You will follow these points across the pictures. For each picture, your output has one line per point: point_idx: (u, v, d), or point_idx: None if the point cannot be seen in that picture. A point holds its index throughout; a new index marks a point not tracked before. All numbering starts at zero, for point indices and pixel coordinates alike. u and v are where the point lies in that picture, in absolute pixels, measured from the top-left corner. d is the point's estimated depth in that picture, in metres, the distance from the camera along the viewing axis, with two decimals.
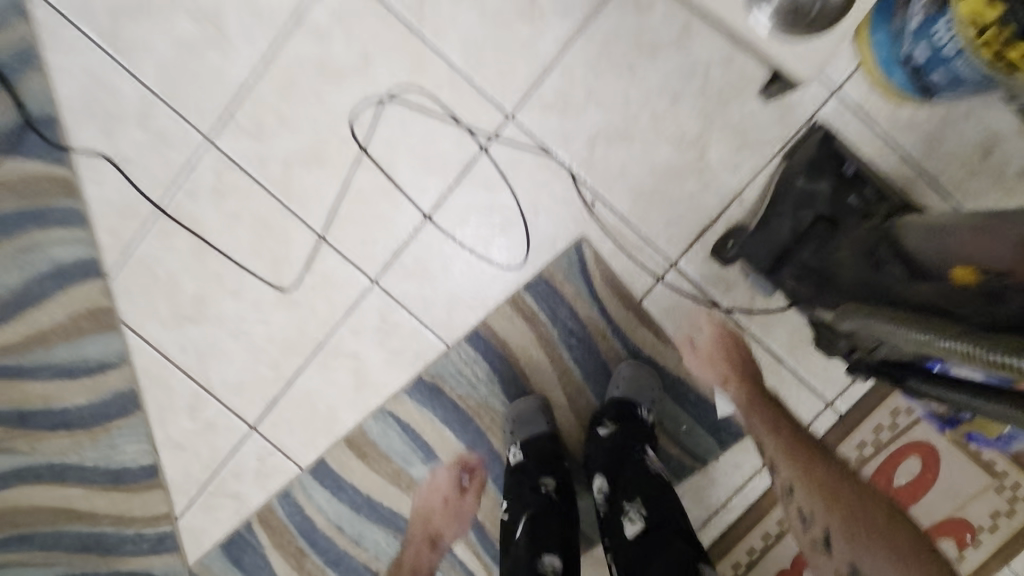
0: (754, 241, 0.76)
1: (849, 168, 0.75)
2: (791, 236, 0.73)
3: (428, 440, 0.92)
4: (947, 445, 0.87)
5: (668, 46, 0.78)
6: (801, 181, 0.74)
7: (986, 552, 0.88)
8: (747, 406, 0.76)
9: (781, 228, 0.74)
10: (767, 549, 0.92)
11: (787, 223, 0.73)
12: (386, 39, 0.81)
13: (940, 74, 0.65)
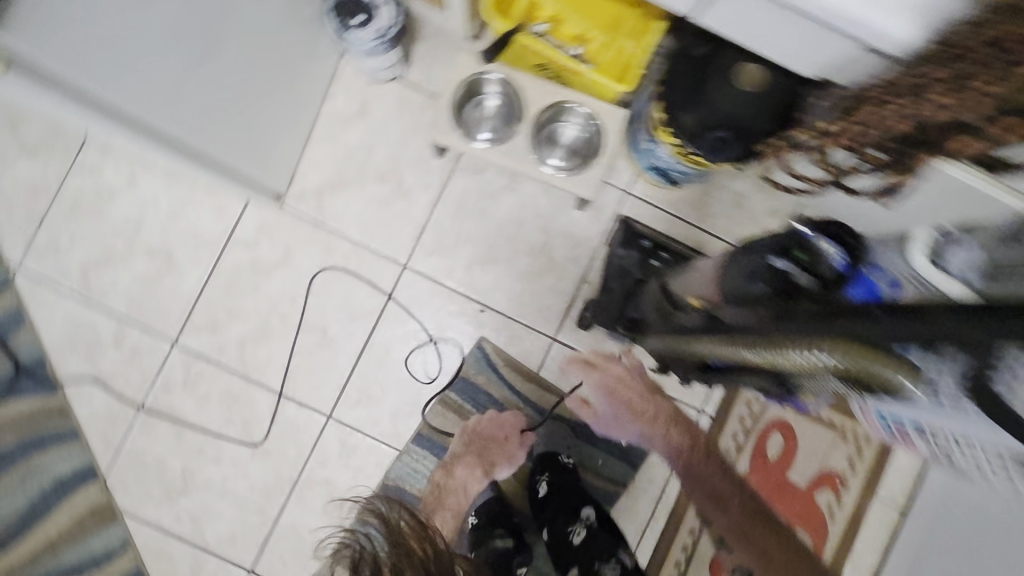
0: (601, 307, 1.02)
1: (645, 241, 1.04)
2: (620, 301, 1.00)
3: None
4: (797, 418, 1.11)
5: (503, 190, 1.08)
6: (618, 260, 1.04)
7: (855, 491, 1.11)
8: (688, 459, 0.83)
9: (612, 296, 1.01)
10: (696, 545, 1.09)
11: (614, 291, 1.01)
12: (299, 234, 1.07)
13: (674, 172, 0.98)
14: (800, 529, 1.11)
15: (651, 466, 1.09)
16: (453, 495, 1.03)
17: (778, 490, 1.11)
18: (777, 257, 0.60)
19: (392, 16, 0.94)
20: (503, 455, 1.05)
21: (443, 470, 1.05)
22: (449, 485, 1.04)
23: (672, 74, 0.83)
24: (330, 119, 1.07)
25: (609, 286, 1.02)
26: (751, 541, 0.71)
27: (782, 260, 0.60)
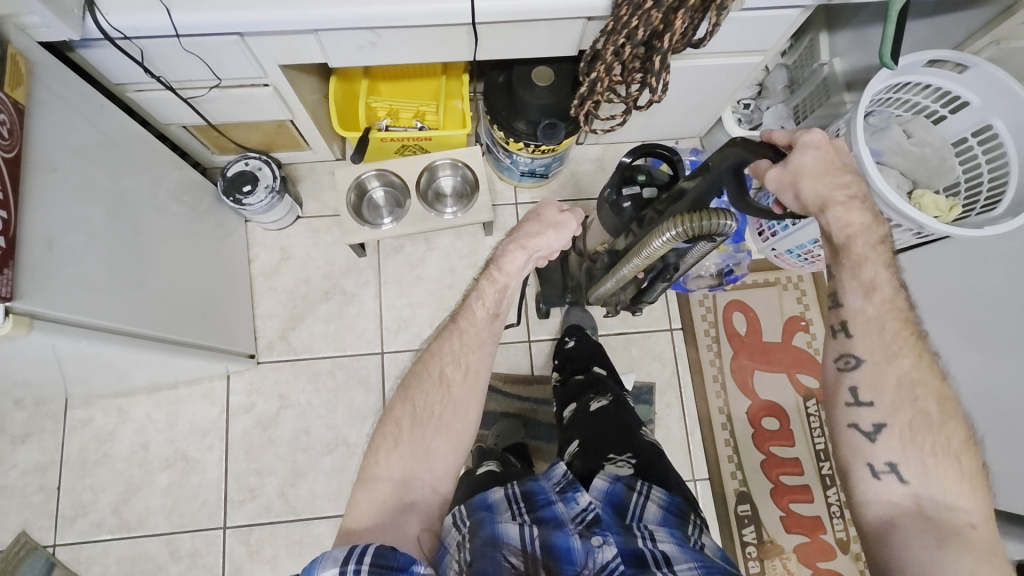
0: (546, 288, 1.18)
1: None
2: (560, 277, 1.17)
3: None
4: (741, 292, 1.30)
5: (426, 253, 1.27)
6: None
7: (819, 320, 1.29)
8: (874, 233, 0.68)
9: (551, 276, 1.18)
10: (734, 432, 1.23)
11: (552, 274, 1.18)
12: (285, 376, 1.19)
13: (539, 167, 1.20)
14: (801, 373, 1.26)
15: (662, 393, 1.24)
16: (521, 257, 0.78)
17: (764, 353, 1.27)
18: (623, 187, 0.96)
19: (271, 173, 1.14)
20: (545, 235, 0.78)
21: (512, 241, 0.78)
22: (463, 341, 0.75)
23: (493, 107, 1.08)
24: (263, 277, 1.24)
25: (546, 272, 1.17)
26: (864, 275, 0.67)
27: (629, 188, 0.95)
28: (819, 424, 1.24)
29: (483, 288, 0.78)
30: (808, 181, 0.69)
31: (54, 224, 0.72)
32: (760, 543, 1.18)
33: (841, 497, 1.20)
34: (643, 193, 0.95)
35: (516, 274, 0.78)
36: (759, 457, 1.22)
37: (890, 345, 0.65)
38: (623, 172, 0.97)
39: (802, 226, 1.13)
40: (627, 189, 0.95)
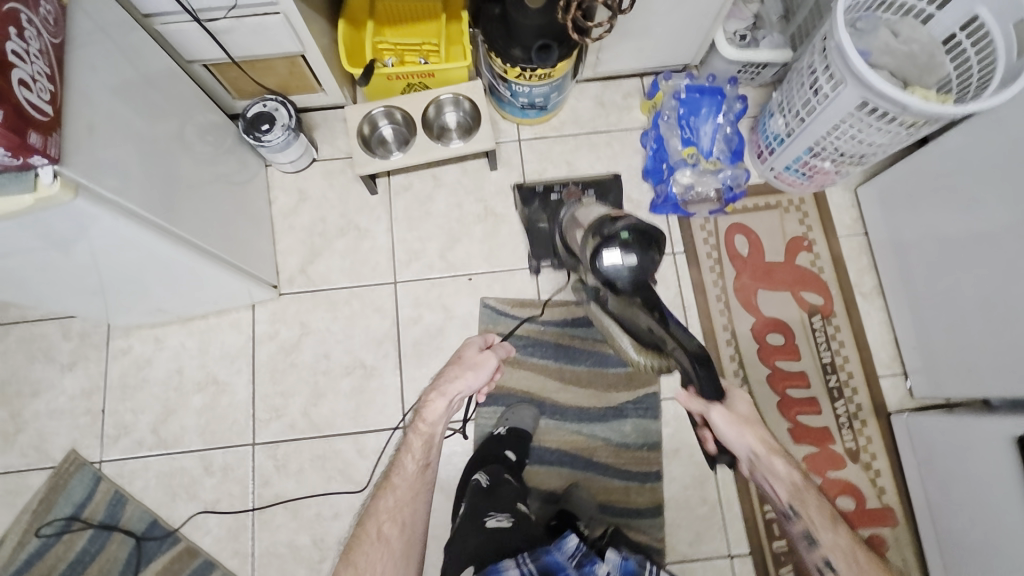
0: (536, 247, 1.29)
1: (540, 187, 1.32)
2: (546, 234, 1.30)
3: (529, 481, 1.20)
4: (742, 215, 1.33)
5: (433, 189, 1.34)
6: (525, 211, 1.31)
7: (821, 239, 1.32)
8: (804, 474, 0.89)
9: (540, 236, 1.30)
10: (739, 348, 1.27)
11: (540, 234, 1.30)
12: (305, 306, 1.27)
13: (539, 97, 1.25)
14: (804, 290, 1.29)
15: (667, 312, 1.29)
16: (439, 404, 0.93)
17: (767, 273, 1.30)
18: (607, 254, 0.93)
19: (286, 113, 1.21)
20: (463, 371, 0.95)
21: (434, 390, 0.94)
22: (400, 496, 0.89)
23: (491, 37, 1.15)
24: (282, 216, 1.33)
25: (534, 232, 1.30)
26: (807, 502, 0.87)
27: (612, 256, 0.93)
28: (823, 338, 1.27)
29: (410, 445, 0.93)
30: (736, 426, 0.91)
31: (102, 132, 0.81)
32: None
33: (849, 408, 1.23)
34: (626, 260, 0.92)
35: (436, 427, 0.93)
36: (765, 372, 1.25)
37: (861, 563, 0.82)
38: (615, 239, 0.93)
39: (795, 137, 1.16)
40: (602, 261, 0.94)
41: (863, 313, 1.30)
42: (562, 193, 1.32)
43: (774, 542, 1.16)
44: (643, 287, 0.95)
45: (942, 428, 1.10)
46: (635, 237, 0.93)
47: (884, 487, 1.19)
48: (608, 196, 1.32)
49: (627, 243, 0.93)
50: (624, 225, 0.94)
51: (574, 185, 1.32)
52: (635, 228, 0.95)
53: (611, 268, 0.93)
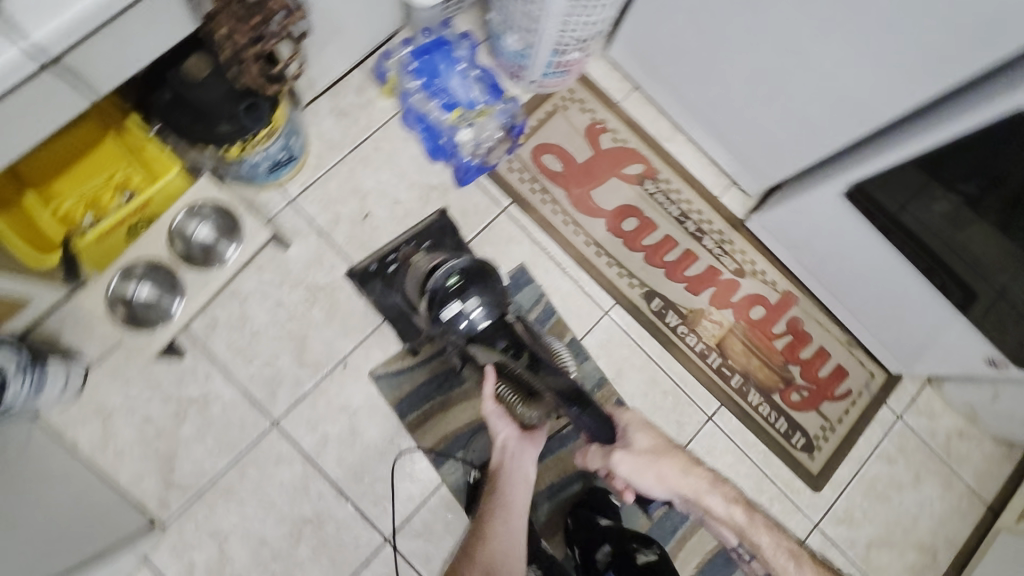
0: (403, 329, 1.18)
1: (372, 265, 1.21)
2: (409, 316, 1.18)
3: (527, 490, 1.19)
4: (536, 137, 1.32)
5: (243, 308, 1.15)
6: (381, 300, 1.19)
7: (608, 114, 1.36)
8: (751, 509, 0.95)
9: (404, 320, 1.18)
10: (609, 252, 1.30)
11: (403, 319, 1.18)
12: (200, 514, 1.07)
13: (280, 153, 1.09)
14: (623, 167, 1.34)
15: (534, 263, 1.27)
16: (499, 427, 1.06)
17: (587, 173, 1.33)
18: (448, 309, 0.98)
19: (8, 351, 0.93)
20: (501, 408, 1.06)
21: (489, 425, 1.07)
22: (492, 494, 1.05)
23: (185, 132, 0.95)
24: (99, 449, 1.07)
25: (397, 322, 1.18)
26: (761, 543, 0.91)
27: (455, 308, 0.98)
28: (662, 196, 1.34)
29: (494, 469, 1.08)
30: (643, 469, 0.97)
31: None
32: (686, 315, 1.30)
33: (714, 238, 1.34)
34: (472, 305, 0.98)
35: (504, 451, 1.08)
36: (640, 256, 1.31)
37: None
38: (449, 291, 0.99)
39: (537, 49, 1.12)
40: (448, 317, 0.98)
41: (676, 154, 1.37)
42: (397, 256, 1.21)
43: (731, 382, 1.28)
44: (502, 322, 0.99)
45: (788, 210, 1.22)
46: (466, 281, 0.99)
47: (774, 279, 1.34)
48: (445, 240, 1.24)
49: (462, 289, 0.99)
50: (447, 274, 1.00)
51: (405, 244, 1.22)
52: (462, 271, 1.00)
53: (459, 321, 0.98)
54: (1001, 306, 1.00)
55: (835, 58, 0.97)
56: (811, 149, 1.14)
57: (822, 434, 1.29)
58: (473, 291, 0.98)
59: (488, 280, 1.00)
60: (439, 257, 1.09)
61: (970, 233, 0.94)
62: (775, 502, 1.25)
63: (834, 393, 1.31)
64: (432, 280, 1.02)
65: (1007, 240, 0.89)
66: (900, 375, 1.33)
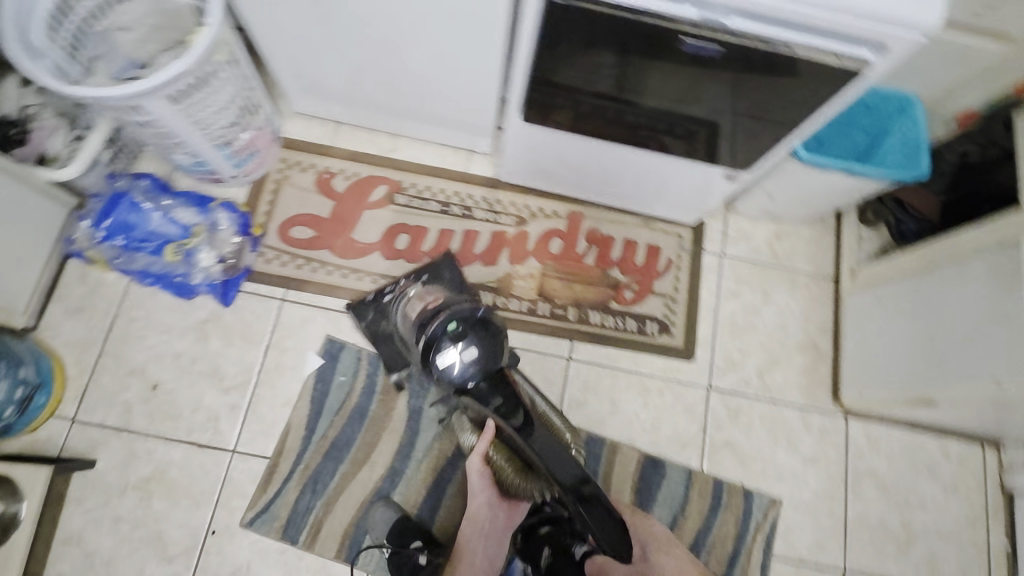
0: (392, 356, 1.21)
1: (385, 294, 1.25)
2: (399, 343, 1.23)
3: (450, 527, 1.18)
4: (274, 219, 1.30)
5: (84, 546, 1.09)
6: (383, 329, 1.24)
7: (327, 160, 1.36)
8: None
9: (394, 351, 1.22)
10: (398, 277, 1.30)
11: (392, 350, 1.23)
12: None
13: (17, 392, 1.04)
14: (369, 197, 1.35)
15: (338, 328, 1.26)
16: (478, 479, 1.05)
17: (339, 220, 1.32)
18: (443, 354, 0.93)
19: None
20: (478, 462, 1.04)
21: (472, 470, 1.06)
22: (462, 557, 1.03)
23: None
24: None
25: (385, 341, 1.23)
26: None
27: (450, 353, 0.93)
28: (417, 200, 1.36)
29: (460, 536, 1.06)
30: None
31: None
32: (497, 286, 1.32)
33: (484, 207, 1.37)
34: (467, 355, 0.93)
35: (483, 513, 1.06)
36: (429, 263, 1.32)
37: None
38: (452, 335, 0.94)
39: (204, 154, 1.13)
40: (445, 365, 0.93)
41: (408, 157, 1.39)
42: (395, 287, 1.25)
43: (569, 317, 1.31)
44: (498, 376, 0.94)
45: (517, 149, 1.25)
46: (478, 327, 0.95)
47: (553, 209, 1.38)
48: (443, 272, 1.26)
49: (461, 335, 0.94)
50: (449, 319, 0.96)
51: (405, 278, 1.25)
52: (461, 318, 0.97)
53: (449, 367, 0.93)
54: (743, 122, 1.01)
55: (433, 13, 1.01)
56: (487, 88, 1.19)
57: (668, 311, 1.34)
58: (478, 338, 0.94)
59: (489, 330, 0.96)
60: (443, 300, 1.05)
61: (649, 86, 0.97)
62: (665, 391, 1.30)
63: (657, 271, 1.36)
64: (431, 325, 0.98)
65: (670, 73, 0.93)
66: (702, 221, 1.40)
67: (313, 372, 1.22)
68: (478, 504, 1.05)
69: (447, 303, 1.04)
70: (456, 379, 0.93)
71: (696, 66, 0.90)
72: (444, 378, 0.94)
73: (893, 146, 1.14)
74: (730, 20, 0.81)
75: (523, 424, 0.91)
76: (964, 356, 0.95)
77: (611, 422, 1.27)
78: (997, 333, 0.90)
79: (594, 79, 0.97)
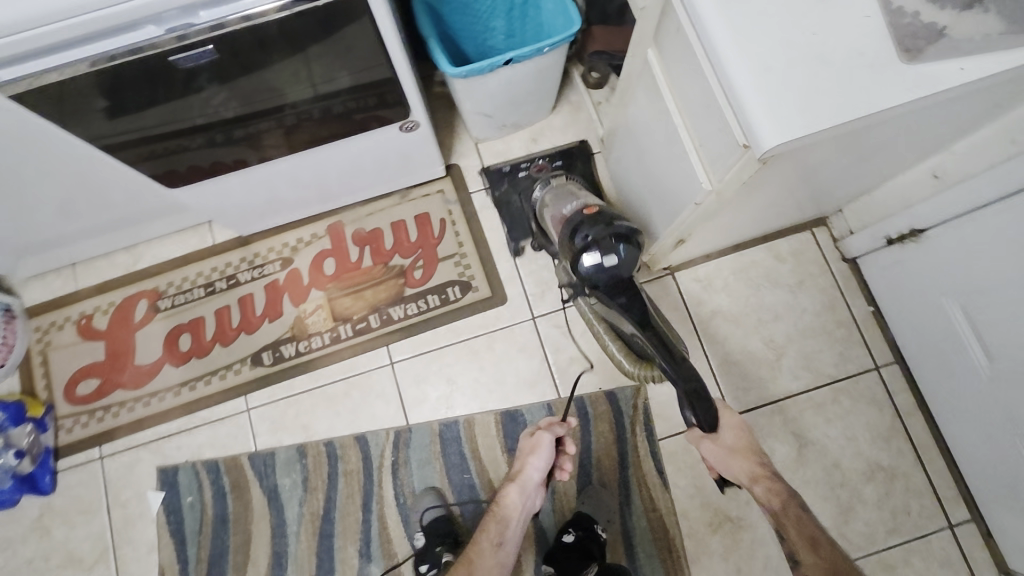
0: (516, 227, 1.30)
1: (509, 168, 1.33)
2: (522, 216, 1.31)
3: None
4: (58, 389, 1.26)
5: None
6: (504, 194, 1.32)
7: (78, 305, 1.30)
8: (768, 474, 0.85)
9: (517, 216, 1.31)
10: (198, 376, 1.26)
11: (516, 215, 1.31)
12: None
13: None
14: (133, 318, 1.29)
15: (165, 455, 1.22)
16: (544, 449, 1.06)
17: (119, 355, 1.28)
18: (588, 254, 0.89)
19: None
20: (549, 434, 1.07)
21: (545, 433, 1.07)
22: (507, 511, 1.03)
23: None
24: None
25: (509, 212, 1.31)
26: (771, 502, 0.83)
27: (592, 258, 0.88)
28: (181, 295, 1.30)
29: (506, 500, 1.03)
30: (723, 457, 0.89)
31: None
32: (292, 335, 1.27)
33: (245, 267, 1.31)
34: (607, 261, 0.89)
35: (533, 481, 1.04)
36: (220, 347, 1.27)
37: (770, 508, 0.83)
38: (600, 239, 0.89)
39: None
40: (590, 258, 0.89)
41: (153, 259, 1.32)
42: (531, 166, 1.33)
43: (373, 325, 1.27)
44: (624, 280, 0.92)
45: (230, 205, 1.19)
46: (620, 236, 0.89)
47: (311, 233, 1.32)
48: (577, 163, 1.32)
49: (604, 242, 0.89)
50: (599, 224, 0.91)
51: (540, 158, 1.33)
52: (611, 227, 0.90)
53: (592, 264, 0.89)
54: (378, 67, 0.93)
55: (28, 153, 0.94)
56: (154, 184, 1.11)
57: (463, 268, 1.30)
58: (626, 237, 0.90)
59: (632, 246, 0.90)
60: (596, 206, 0.97)
61: (245, 85, 0.88)
62: (494, 344, 1.26)
63: (435, 236, 1.31)
64: (584, 228, 0.91)
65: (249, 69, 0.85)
66: (455, 166, 1.34)
67: (160, 507, 1.20)
68: (532, 474, 1.04)
69: (598, 208, 0.96)
70: (595, 273, 0.90)
71: (255, 57, 0.83)
72: (576, 267, 0.91)
73: (552, 10, 1.11)
74: (200, 17, 0.74)
75: (638, 313, 0.90)
76: (673, 187, 0.89)
77: (457, 400, 1.24)
78: (674, 155, 0.84)
79: (194, 114, 0.91)
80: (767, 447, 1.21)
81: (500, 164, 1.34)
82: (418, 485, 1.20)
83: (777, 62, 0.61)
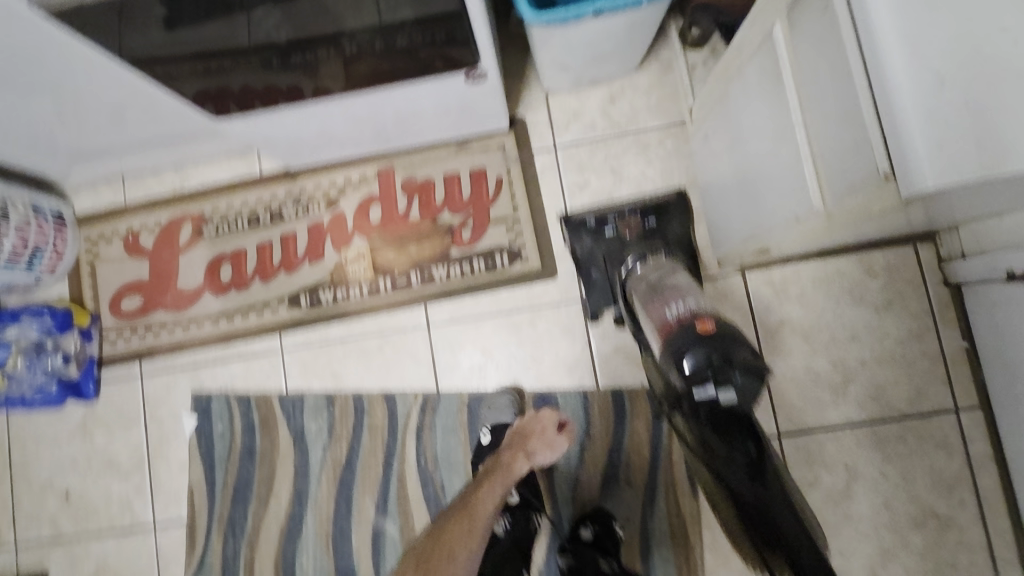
0: (596, 293, 1.17)
1: (593, 222, 1.17)
2: (604, 283, 1.16)
3: (368, 526, 1.18)
4: (103, 301, 1.28)
5: None
6: (585, 250, 1.17)
7: (125, 221, 1.29)
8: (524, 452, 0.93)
9: (598, 283, 1.16)
10: (236, 309, 1.25)
11: (596, 282, 1.16)
12: None
13: None
14: (177, 242, 1.27)
15: (201, 381, 1.24)
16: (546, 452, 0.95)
17: (161, 276, 1.27)
18: (699, 384, 0.65)
19: None
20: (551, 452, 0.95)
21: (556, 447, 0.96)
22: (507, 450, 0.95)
23: None
24: None
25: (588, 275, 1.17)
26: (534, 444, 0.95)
27: (705, 390, 0.64)
28: (224, 224, 1.27)
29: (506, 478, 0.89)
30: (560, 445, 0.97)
31: None
32: (331, 281, 1.23)
33: (290, 204, 1.26)
34: (723, 396, 0.64)
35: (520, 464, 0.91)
36: (259, 283, 1.25)
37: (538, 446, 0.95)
38: (717, 367, 0.64)
39: None
40: (702, 390, 0.64)
41: (200, 183, 1.29)
42: (619, 222, 1.17)
43: (413, 283, 1.21)
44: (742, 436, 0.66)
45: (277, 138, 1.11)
46: (746, 370, 0.64)
47: (359, 176, 1.25)
48: (672, 222, 1.17)
49: (726, 375, 0.64)
50: (723, 347, 0.66)
51: (631, 214, 1.17)
52: (737, 355, 0.66)
53: (704, 396, 0.64)
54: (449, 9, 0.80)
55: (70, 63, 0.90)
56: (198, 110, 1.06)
57: (514, 234, 1.20)
58: (755, 376, 0.65)
59: (758, 385, 0.66)
60: (712, 315, 0.73)
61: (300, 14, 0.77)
62: (536, 321, 1.19)
63: (489, 197, 1.22)
64: (697, 341, 0.67)
65: None
66: (520, 121, 1.22)
67: (192, 429, 1.23)
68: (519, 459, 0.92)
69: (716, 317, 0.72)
70: (704, 409, 0.65)
71: None
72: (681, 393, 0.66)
73: None
74: None
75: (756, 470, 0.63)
76: (776, 195, 0.75)
77: (489, 372, 1.19)
78: (783, 159, 0.70)
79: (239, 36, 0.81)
80: (812, 474, 1.12)
81: (582, 213, 1.19)
82: (440, 450, 1.18)
83: (954, 72, 0.46)
